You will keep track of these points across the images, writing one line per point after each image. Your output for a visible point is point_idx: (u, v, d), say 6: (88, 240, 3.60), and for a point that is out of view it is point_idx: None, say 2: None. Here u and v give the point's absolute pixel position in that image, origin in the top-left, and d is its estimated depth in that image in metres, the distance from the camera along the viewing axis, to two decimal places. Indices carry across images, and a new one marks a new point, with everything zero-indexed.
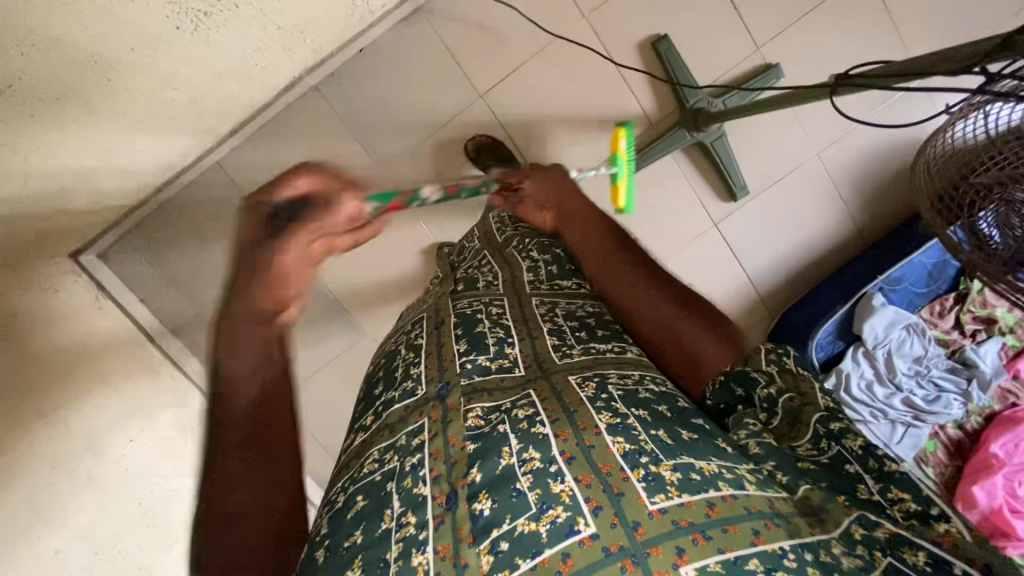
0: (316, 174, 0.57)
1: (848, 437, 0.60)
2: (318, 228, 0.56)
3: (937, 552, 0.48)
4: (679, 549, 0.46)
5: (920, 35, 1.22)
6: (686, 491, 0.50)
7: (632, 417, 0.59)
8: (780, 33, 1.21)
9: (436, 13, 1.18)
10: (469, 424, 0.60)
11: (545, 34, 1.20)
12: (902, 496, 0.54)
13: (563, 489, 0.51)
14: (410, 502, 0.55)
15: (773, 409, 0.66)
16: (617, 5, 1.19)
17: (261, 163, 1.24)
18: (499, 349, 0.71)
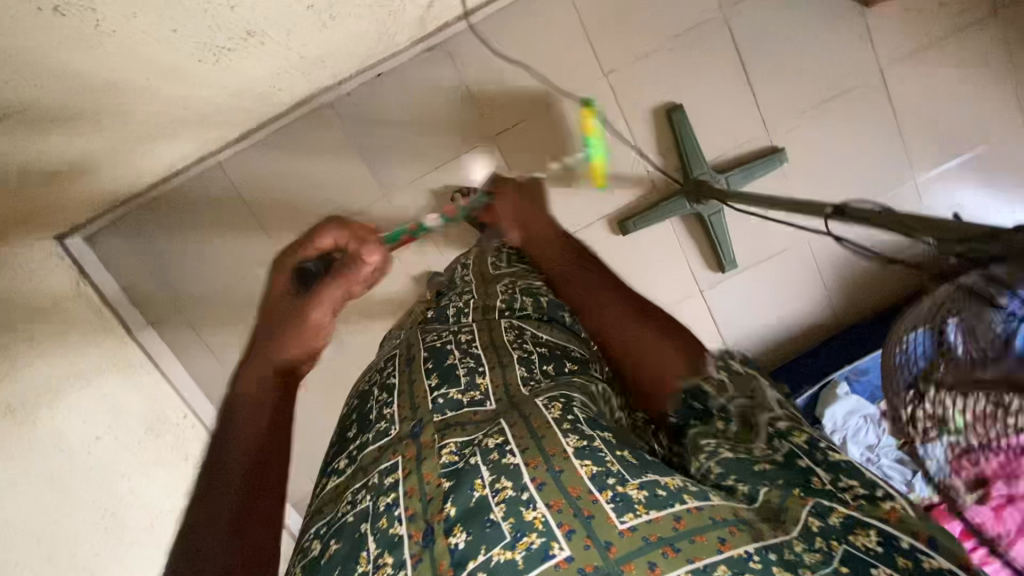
0: (339, 231, 0.79)
1: (793, 434, 0.57)
2: (343, 278, 0.77)
3: (890, 531, 0.46)
4: (652, 563, 0.45)
5: (921, 142, 1.26)
6: (654, 507, 0.48)
7: (598, 439, 0.56)
8: (791, 120, 1.24)
9: (461, 50, 1.19)
10: (444, 460, 0.58)
11: (565, 86, 1.21)
12: (852, 482, 0.51)
13: (537, 516, 0.49)
14: (387, 543, 0.53)
15: (727, 416, 0.60)
16: (639, 68, 1.20)
17: (263, 170, 1.23)
18: (472, 379, 0.68)
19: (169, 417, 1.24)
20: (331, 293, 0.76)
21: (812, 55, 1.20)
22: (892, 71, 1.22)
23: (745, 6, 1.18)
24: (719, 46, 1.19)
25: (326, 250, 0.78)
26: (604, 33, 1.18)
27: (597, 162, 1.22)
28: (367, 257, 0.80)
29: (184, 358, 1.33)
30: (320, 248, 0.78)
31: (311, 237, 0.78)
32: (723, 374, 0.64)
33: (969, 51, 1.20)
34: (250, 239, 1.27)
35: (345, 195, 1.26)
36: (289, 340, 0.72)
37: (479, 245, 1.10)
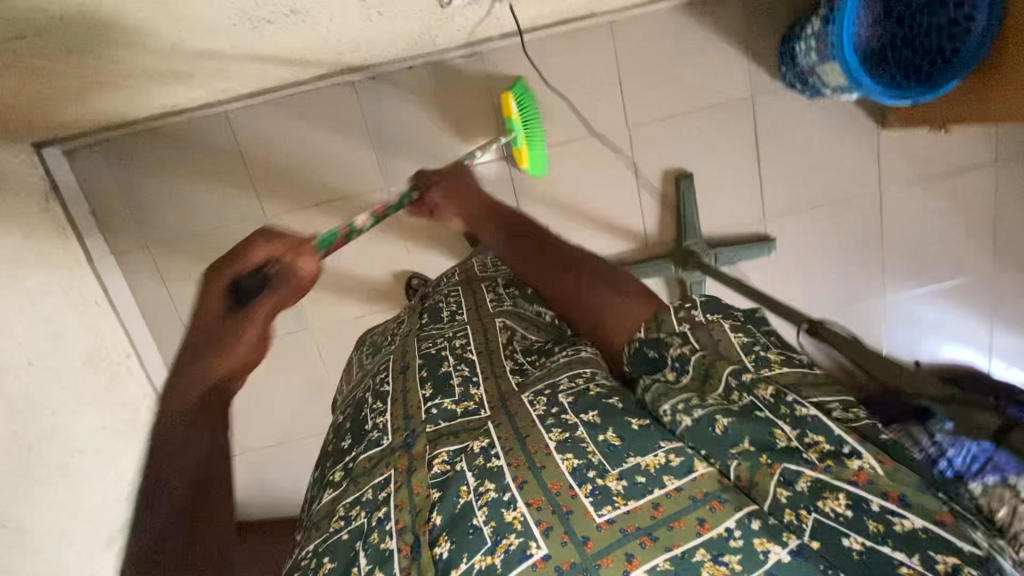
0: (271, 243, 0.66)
1: (760, 388, 0.59)
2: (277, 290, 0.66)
3: (860, 494, 0.48)
4: (629, 556, 0.48)
5: (898, 264, 1.32)
6: (631, 497, 0.53)
7: (580, 427, 0.61)
8: (789, 214, 1.28)
9: (496, 66, 1.19)
10: (433, 471, 0.61)
11: (588, 125, 1.21)
12: (818, 438, 0.53)
13: (516, 517, 0.53)
14: (378, 558, 0.55)
15: (683, 368, 0.64)
16: (662, 128, 1.22)
17: (268, 130, 1.20)
18: (466, 392, 0.73)
19: (110, 353, 1.21)
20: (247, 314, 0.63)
21: (823, 159, 1.25)
22: (890, 193, 1.27)
23: (775, 96, 1.21)
24: (740, 127, 1.23)
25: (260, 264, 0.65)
26: (637, 86, 1.20)
27: (526, 147, 1.15)
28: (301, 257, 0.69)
29: (142, 301, 1.29)
30: (252, 262, 0.64)
31: (235, 254, 0.64)
32: (687, 328, 0.66)
33: (960, 192, 1.28)
34: (238, 196, 1.24)
35: (345, 177, 1.24)
36: (221, 360, 0.61)
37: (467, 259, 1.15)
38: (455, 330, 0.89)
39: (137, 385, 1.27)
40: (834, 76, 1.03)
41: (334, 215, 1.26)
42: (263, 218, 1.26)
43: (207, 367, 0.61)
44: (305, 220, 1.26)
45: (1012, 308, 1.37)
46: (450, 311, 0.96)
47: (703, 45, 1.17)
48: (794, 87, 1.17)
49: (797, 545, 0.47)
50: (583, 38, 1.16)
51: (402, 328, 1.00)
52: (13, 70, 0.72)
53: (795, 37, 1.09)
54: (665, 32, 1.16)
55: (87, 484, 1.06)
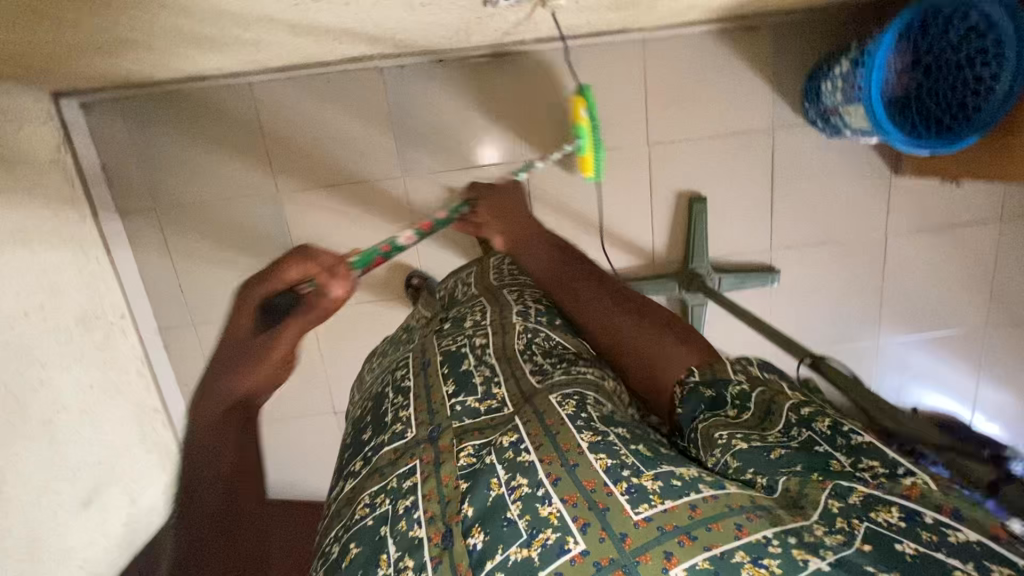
0: (308, 263, 0.72)
1: (818, 422, 0.64)
2: (313, 307, 0.70)
3: (911, 505, 0.52)
4: (667, 554, 0.51)
5: (897, 308, 1.34)
6: (668, 498, 0.56)
7: (612, 434, 0.66)
8: (796, 248, 1.30)
9: (524, 69, 1.19)
10: (461, 463, 0.67)
11: (610, 138, 1.22)
12: (873, 464, 0.58)
13: (552, 512, 0.57)
14: (408, 544, 0.60)
15: (743, 408, 0.70)
16: (681, 150, 1.23)
17: (290, 106, 1.20)
18: (489, 390, 0.79)
19: (104, 311, 1.19)
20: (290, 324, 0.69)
21: (835, 198, 1.27)
22: (897, 238, 1.29)
23: (796, 131, 1.23)
24: (758, 158, 1.24)
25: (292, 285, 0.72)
26: (663, 106, 1.21)
27: (591, 156, 1.11)
28: (335, 281, 0.72)
29: (142, 265, 1.26)
30: (286, 281, 0.71)
31: (273, 272, 0.71)
32: (743, 377, 0.74)
33: (963, 244, 1.30)
34: (254, 169, 1.23)
35: (363, 162, 1.24)
36: (245, 372, 0.66)
37: (483, 260, 1.16)
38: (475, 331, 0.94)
39: (127, 344, 1.24)
40: (856, 118, 1.05)
41: (346, 199, 1.26)
42: (274, 193, 1.25)
43: (233, 382, 0.66)
44: (316, 199, 1.25)
45: (998, 362, 1.40)
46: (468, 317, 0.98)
47: (731, 71, 1.18)
48: (815, 123, 1.18)
49: (837, 558, 0.49)
50: (614, 51, 1.17)
51: (421, 334, 1.04)
52: (48, 17, 0.71)
53: (822, 75, 1.11)
54: (695, 55, 1.17)
55: (69, 446, 1.04)
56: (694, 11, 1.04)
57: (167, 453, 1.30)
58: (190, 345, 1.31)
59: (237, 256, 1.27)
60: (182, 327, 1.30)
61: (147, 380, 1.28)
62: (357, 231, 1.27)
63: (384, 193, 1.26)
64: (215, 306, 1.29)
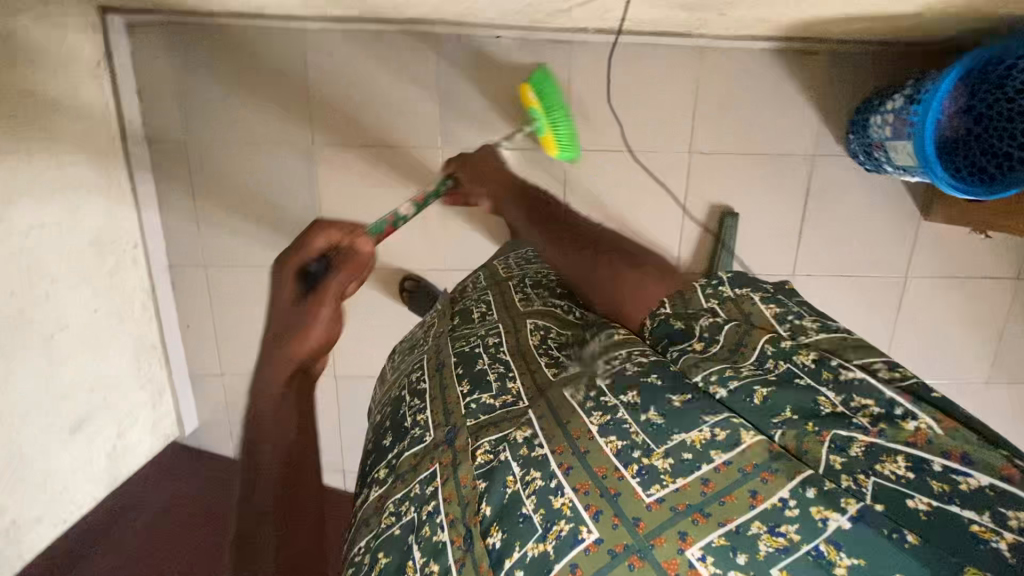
0: (332, 233, 0.80)
1: (796, 355, 0.78)
2: (351, 266, 0.79)
3: (920, 454, 0.64)
4: (682, 533, 0.59)
5: (904, 353, 1.36)
6: (679, 477, 0.65)
7: (621, 409, 0.74)
8: (815, 278, 1.31)
9: (578, 59, 1.18)
10: (479, 462, 0.73)
11: (652, 141, 1.22)
12: (867, 405, 0.71)
13: (564, 503, 0.64)
14: (432, 550, 0.66)
15: (711, 341, 0.86)
16: (720, 163, 1.24)
17: (338, 60, 1.18)
18: (501, 388, 0.87)
19: (119, 239, 1.16)
20: (324, 305, 0.75)
21: (861, 233, 1.28)
22: (913, 281, 1.31)
23: (835, 162, 1.24)
24: (793, 183, 1.25)
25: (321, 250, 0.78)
26: (710, 117, 1.21)
27: (549, 136, 1.08)
28: (358, 242, 0.81)
29: (161, 198, 1.23)
30: (314, 251, 0.78)
31: (303, 244, 0.79)
32: (715, 304, 0.94)
33: (976, 297, 1.32)
34: (292, 119, 1.21)
35: (402, 127, 1.22)
36: (301, 341, 0.74)
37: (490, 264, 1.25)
38: (487, 335, 1.01)
39: (136, 277, 1.20)
40: (901, 154, 1.06)
41: (380, 163, 1.24)
42: (308, 145, 1.22)
43: (291, 352, 0.74)
44: (350, 159, 1.24)
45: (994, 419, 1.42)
46: (483, 319, 1.07)
47: (782, 93, 1.19)
48: (856, 156, 1.20)
49: (858, 512, 0.59)
50: (669, 54, 1.17)
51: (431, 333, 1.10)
52: None
53: (870, 110, 1.12)
54: (748, 72, 1.18)
55: (65, 364, 1.01)
56: (758, 25, 1.05)
57: (158, 390, 1.26)
58: (195, 287, 1.27)
59: (259, 204, 1.24)
60: (191, 267, 1.26)
61: (150, 314, 1.24)
62: (386, 197, 1.25)
63: (419, 163, 1.24)
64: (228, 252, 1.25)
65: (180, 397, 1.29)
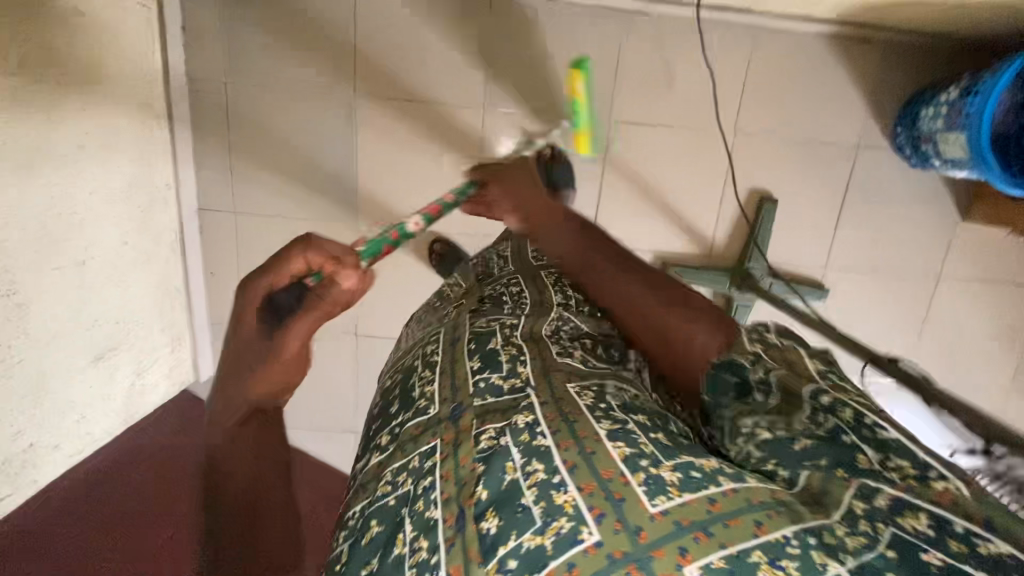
0: (318, 253, 0.58)
1: (841, 408, 0.49)
2: (326, 302, 0.57)
3: (944, 515, 0.40)
4: (682, 550, 0.39)
5: (929, 355, 1.34)
6: (688, 490, 0.43)
7: (631, 422, 0.51)
8: (849, 271, 1.30)
9: (633, 29, 1.17)
10: (479, 445, 0.51)
11: (697, 119, 1.21)
12: (903, 463, 0.44)
13: (567, 500, 0.43)
14: (422, 526, 0.47)
15: (765, 388, 0.54)
16: (764, 146, 1.23)
17: (390, 11, 1.16)
18: (513, 366, 0.61)
19: (154, 175, 1.13)
20: (286, 351, 0.55)
21: (899, 229, 1.27)
22: (947, 282, 1.30)
23: (880, 154, 1.23)
24: (836, 172, 1.24)
25: (298, 280, 0.57)
26: (759, 99, 1.20)
27: (584, 132, 1.19)
28: (346, 271, 0.59)
29: (196, 138, 1.21)
30: (289, 273, 0.57)
31: (275, 263, 0.57)
32: (760, 348, 0.60)
33: (1009, 303, 1.31)
34: (337, 65, 1.18)
35: (447, 85, 1.20)
36: (256, 385, 0.54)
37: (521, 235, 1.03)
38: (507, 314, 0.75)
39: (167, 217, 1.18)
40: (952, 146, 1.06)
41: (421, 120, 1.22)
42: (350, 96, 1.20)
43: (247, 389, 0.54)
44: (391, 114, 1.22)
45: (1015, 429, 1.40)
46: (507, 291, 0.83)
47: (832, 80, 1.18)
48: (901, 150, 1.19)
49: (859, 564, 0.38)
50: (721, 32, 1.17)
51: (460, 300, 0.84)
52: None
53: (923, 101, 1.11)
54: (802, 54, 1.17)
55: (96, 294, 1.00)
56: (822, 3, 1.04)
57: (178, 335, 1.24)
58: (225, 232, 1.25)
59: (297, 153, 1.23)
60: (223, 212, 1.25)
61: (177, 256, 1.22)
62: (424, 155, 1.24)
63: (461, 123, 1.23)
64: (264, 201, 1.25)
65: (198, 344, 1.28)
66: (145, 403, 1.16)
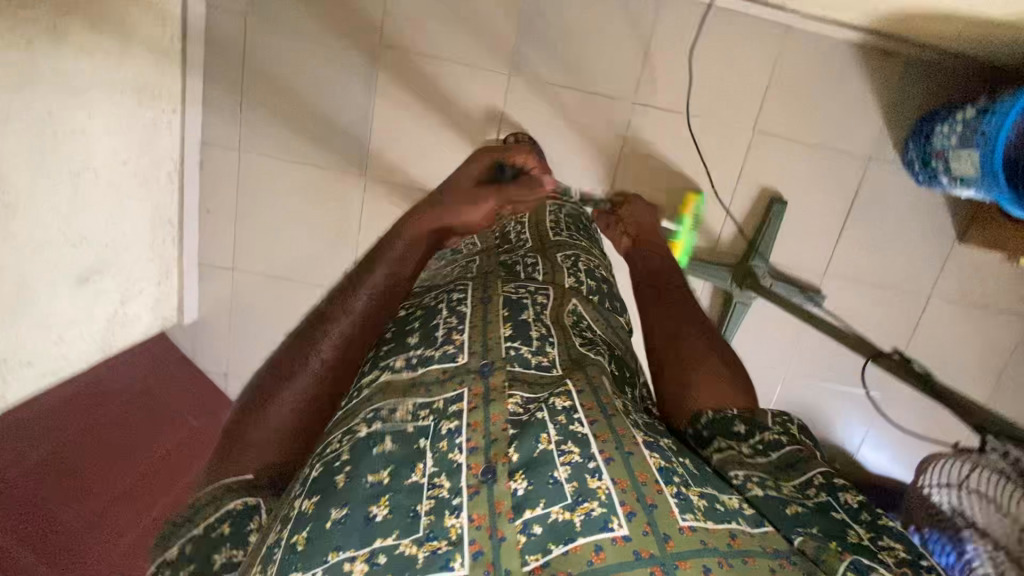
0: (529, 159, 1.00)
1: (841, 492, 0.49)
2: (528, 185, 0.97)
3: None
4: (706, 568, 0.37)
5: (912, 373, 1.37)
6: (713, 519, 0.41)
7: (664, 440, 0.49)
8: (846, 280, 1.32)
9: (667, 13, 1.17)
10: (511, 408, 0.48)
11: (719, 113, 1.22)
12: (897, 547, 0.44)
13: (601, 486, 0.41)
14: (445, 466, 0.43)
15: (763, 451, 0.55)
16: (780, 149, 1.24)
17: None
18: (543, 344, 0.58)
19: (159, 100, 1.07)
20: (503, 197, 0.91)
21: (899, 244, 1.30)
22: (937, 303, 1.33)
23: (889, 168, 1.25)
24: (845, 181, 1.26)
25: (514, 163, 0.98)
26: (781, 100, 1.21)
27: (678, 245, 1.28)
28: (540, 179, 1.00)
29: (206, 67, 1.15)
30: (512, 163, 0.98)
31: (504, 155, 0.98)
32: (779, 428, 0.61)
33: (991, 330, 1.35)
34: (365, 10, 1.15)
35: (476, 47, 1.18)
36: (471, 208, 0.84)
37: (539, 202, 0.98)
38: (533, 282, 0.72)
39: (167, 144, 1.12)
40: (963, 164, 1.08)
41: (445, 79, 1.19)
42: (374, 45, 1.16)
43: (469, 205, 0.84)
44: (415, 69, 1.18)
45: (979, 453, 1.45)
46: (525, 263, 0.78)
47: (853, 90, 1.21)
48: (911, 166, 1.22)
49: None
50: (754, 29, 1.18)
51: (479, 255, 0.80)
52: None
53: (938, 118, 1.14)
54: (828, 60, 1.19)
55: (84, 213, 0.95)
56: (858, 7, 1.05)
57: (165, 270, 1.18)
58: (226, 170, 1.20)
59: (311, 96, 1.18)
60: (225, 148, 1.19)
61: (174, 188, 1.16)
62: (443, 115, 1.21)
63: (485, 87, 1.20)
64: (271, 142, 1.20)
65: (186, 281, 1.23)
66: (121, 338, 1.11)
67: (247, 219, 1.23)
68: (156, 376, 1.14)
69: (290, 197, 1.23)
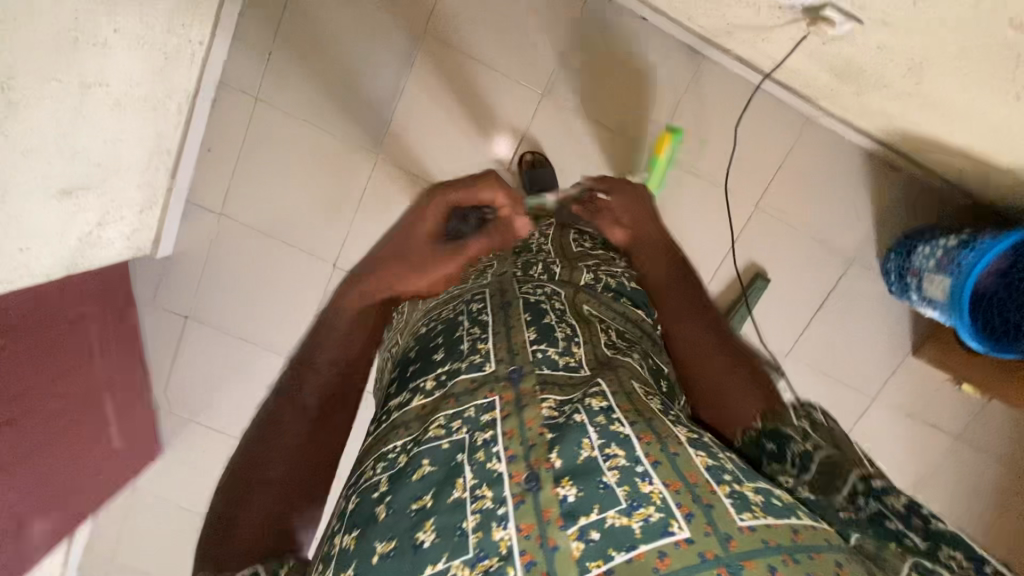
0: (500, 191, 0.80)
1: (892, 494, 0.44)
2: (496, 233, 0.80)
3: None
4: (771, 568, 0.37)
5: None
6: (773, 514, 0.40)
7: (705, 437, 0.49)
8: (808, 366, 1.37)
9: (703, 75, 1.22)
10: (545, 412, 0.48)
11: (731, 181, 1.27)
12: (953, 551, 0.40)
13: (654, 491, 0.41)
14: (485, 476, 0.44)
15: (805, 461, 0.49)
16: (777, 229, 1.29)
17: None
18: (569, 344, 0.59)
19: (190, 29, 1.03)
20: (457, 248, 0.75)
21: (860, 343, 1.37)
22: (882, 405, 1.40)
23: (868, 271, 1.32)
24: (827, 274, 1.32)
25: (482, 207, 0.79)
26: (789, 184, 1.27)
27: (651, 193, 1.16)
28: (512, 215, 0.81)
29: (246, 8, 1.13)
30: (478, 199, 0.79)
31: (466, 188, 0.78)
32: (805, 424, 0.55)
33: (925, 441, 1.43)
34: None
35: (517, 60, 1.20)
36: (419, 270, 0.72)
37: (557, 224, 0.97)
38: (548, 282, 0.73)
39: (186, 75, 1.08)
40: (935, 288, 1.16)
41: (479, 83, 1.20)
42: (419, 31, 1.17)
43: (412, 264, 0.72)
44: (453, 64, 1.19)
45: None
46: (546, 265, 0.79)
47: (851, 191, 1.28)
48: (886, 274, 1.29)
49: None
50: (777, 112, 1.24)
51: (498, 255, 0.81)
52: None
53: (921, 238, 1.21)
54: (835, 157, 1.26)
55: (86, 124, 0.91)
56: (876, 119, 1.12)
57: (152, 199, 1.14)
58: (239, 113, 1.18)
59: (342, 64, 1.17)
60: (243, 92, 1.17)
61: (181, 120, 1.13)
62: (469, 116, 1.22)
63: (515, 100, 1.22)
64: (291, 97, 1.18)
65: (168, 216, 1.19)
66: (85, 258, 1.05)
67: (246, 169, 1.20)
68: (104, 302, 1.16)
69: (296, 157, 1.21)
